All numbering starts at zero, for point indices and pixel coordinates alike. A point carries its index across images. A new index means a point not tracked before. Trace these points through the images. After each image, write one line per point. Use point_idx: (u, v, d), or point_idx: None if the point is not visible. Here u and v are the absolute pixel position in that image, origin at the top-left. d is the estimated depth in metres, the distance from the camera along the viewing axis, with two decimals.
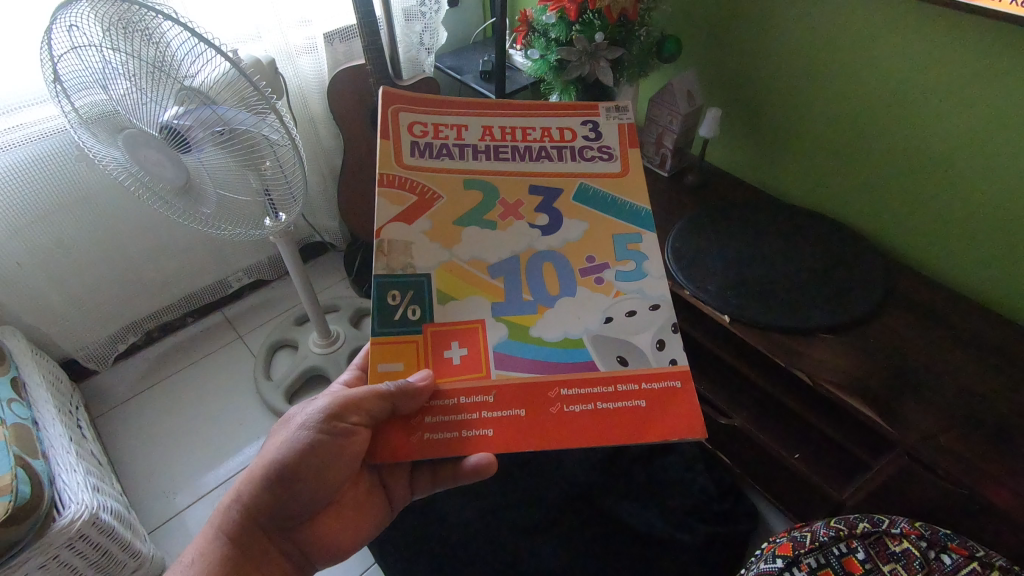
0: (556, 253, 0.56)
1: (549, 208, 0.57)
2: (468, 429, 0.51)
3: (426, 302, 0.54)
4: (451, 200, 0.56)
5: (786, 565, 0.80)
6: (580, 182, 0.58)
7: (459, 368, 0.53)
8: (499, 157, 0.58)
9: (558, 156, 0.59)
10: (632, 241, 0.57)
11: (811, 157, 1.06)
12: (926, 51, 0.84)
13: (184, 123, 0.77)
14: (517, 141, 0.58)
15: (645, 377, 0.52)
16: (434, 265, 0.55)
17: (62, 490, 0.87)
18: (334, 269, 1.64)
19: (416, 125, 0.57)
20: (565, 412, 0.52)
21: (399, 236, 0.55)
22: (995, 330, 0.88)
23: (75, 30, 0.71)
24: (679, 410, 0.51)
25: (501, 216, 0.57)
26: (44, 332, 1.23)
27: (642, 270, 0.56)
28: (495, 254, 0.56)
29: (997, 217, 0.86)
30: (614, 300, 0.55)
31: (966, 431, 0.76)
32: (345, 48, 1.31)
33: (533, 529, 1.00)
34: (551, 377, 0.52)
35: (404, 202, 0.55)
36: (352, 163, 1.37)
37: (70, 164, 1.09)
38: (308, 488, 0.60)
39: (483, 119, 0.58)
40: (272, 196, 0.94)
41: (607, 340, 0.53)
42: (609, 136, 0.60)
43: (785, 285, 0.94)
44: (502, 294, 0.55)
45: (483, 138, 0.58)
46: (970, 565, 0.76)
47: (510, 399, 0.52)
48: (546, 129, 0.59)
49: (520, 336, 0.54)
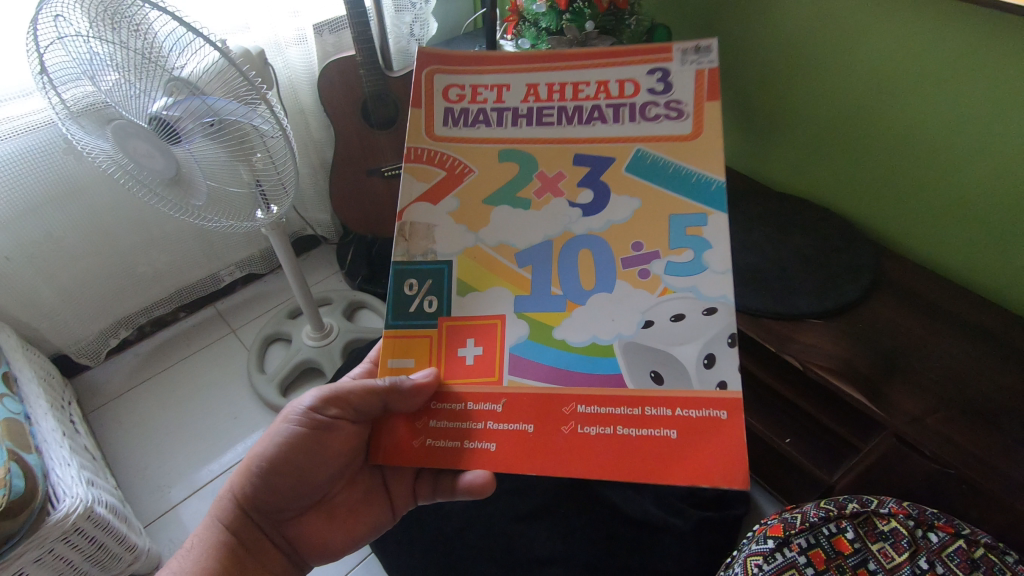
0: (596, 237, 0.53)
1: (594, 182, 0.54)
2: (470, 441, 0.52)
3: (445, 292, 0.54)
4: (485, 175, 0.55)
5: (777, 545, 0.81)
6: (636, 148, 0.53)
7: (471, 368, 0.54)
8: (544, 120, 0.55)
9: (614, 115, 0.54)
10: (694, 223, 0.51)
11: (802, 146, 1.07)
12: (914, 38, 0.85)
13: (173, 115, 0.76)
14: (565, 101, 0.55)
15: (684, 403, 0.49)
16: (457, 251, 0.55)
17: (57, 484, 0.87)
18: (327, 262, 1.64)
19: (455, 91, 0.56)
20: (578, 432, 0.51)
21: (423, 217, 0.55)
22: (983, 315, 0.89)
23: (61, 21, 0.70)
24: (720, 448, 0.48)
25: (537, 194, 0.54)
26: (35, 327, 1.22)
27: (701, 263, 0.50)
28: (525, 239, 0.54)
29: (983, 203, 0.87)
30: (658, 300, 0.51)
31: (955, 413, 0.77)
32: (335, 40, 1.31)
33: (530, 516, 1.01)
34: (566, 390, 0.51)
35: (433, 178, 0.55)
36: (343, 156, 1.37)
37: (59, 157, 1.08)
38: (294, 483, 0.61)
39: (527, 77, 0.55)
40: (263, 186, 0.94)
41: (644, 352, 0.51)
42: (680, 89, 0.53)
43: (777, 273, 0.95)
44: (528, 287, 0.53)
45: (526, 99, 0.55)
46: (956, 543, 0.77)
47: (518, 412, 0.52)
48: (602, 83, 0.54)
49: (542, 338, 0.52)
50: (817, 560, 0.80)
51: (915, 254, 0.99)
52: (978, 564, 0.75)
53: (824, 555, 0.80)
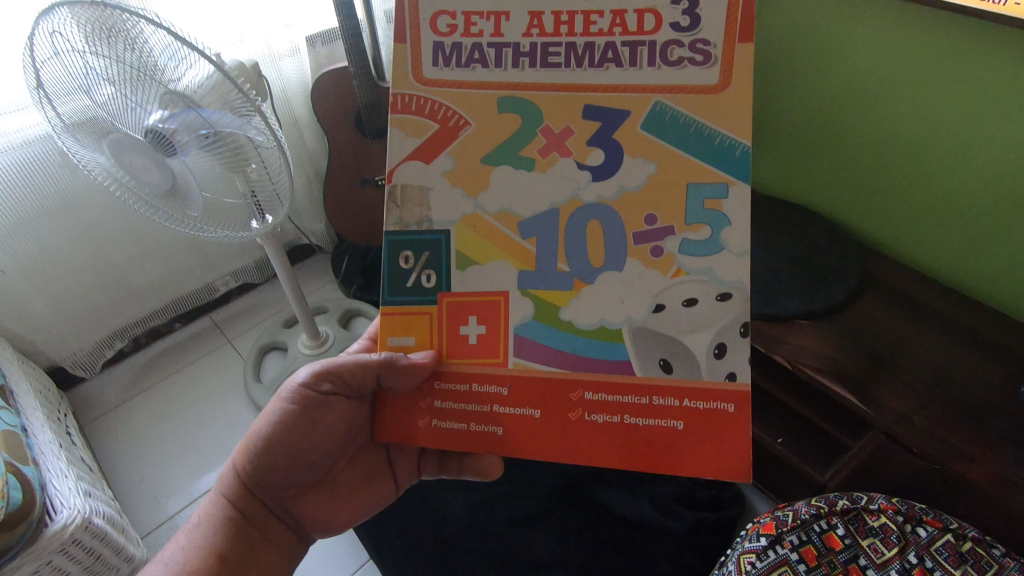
0: (607, 206, 0.50)
1: (605, 141, 0.50)
2: (478, 424, 0.54)
3: (442, 267, 0.53)
4: (484, 128, 0.51)
5: (769, 543, 0.82)
6: (656, 100, 0.49)
7: (475, 348, 0.54)
8: (550, 60, 0.50)
9: (631, 57, 0.49)
10: (713, 196, 0.49)
11: (788, 151, 1.09)
12: (894, 44, 0.87)
13: (169, 128, 0.78)
14: (575, 35, 0.49)
15: (692, 396, 0.51)
16: (456, 219, 0.52)
17: (54, 496, 0.87)
18: (322, 271, 1.65)
19: (446, 21, 0.51)
20: (585, 419, 0.53)
21: (414, 177, 0.52)
22: (967, 313, 0.91)
23: (57, 36, 0.72)
24: (723, 438, 0.50)
25: (542, 153, 0.51)
26: (30, 340, 1.22)
27: (718, 242, 0.49)
28: (529, 206, 0.51)
29: (964, 204, 0.90)
30: (674, 281, 0.50)
31: (938, 409, 0.79)
32: (327, 51, 1.32)
33: (527, 519, 1.02)
34: (572, 376, 0.53)
35: (423, 133, 0.52)
36: (337, 166, 1.38)
37: (54, 171, 1.08)
38: (292, 462, 0.61)
39: (531, 5, 0.49)
40: (259, 199, 0.95)
41: (653, 342, 0.51)
42: (707, 24, 0.47)
43: (766, 275, 0.96)
44: (534, 263, 0.52)
45: (530, 33, 0.50)
46: (944, 537, 0.79)
47: (523, 398, 0.54)
48: (619, 14, 0.48)
49: (546, 318, 0.52)
50: (809, 556, 0.81)
51: (900, 254, 1.01)
52: (966, 557, 0.77)
53: (815, 552, 0.82)
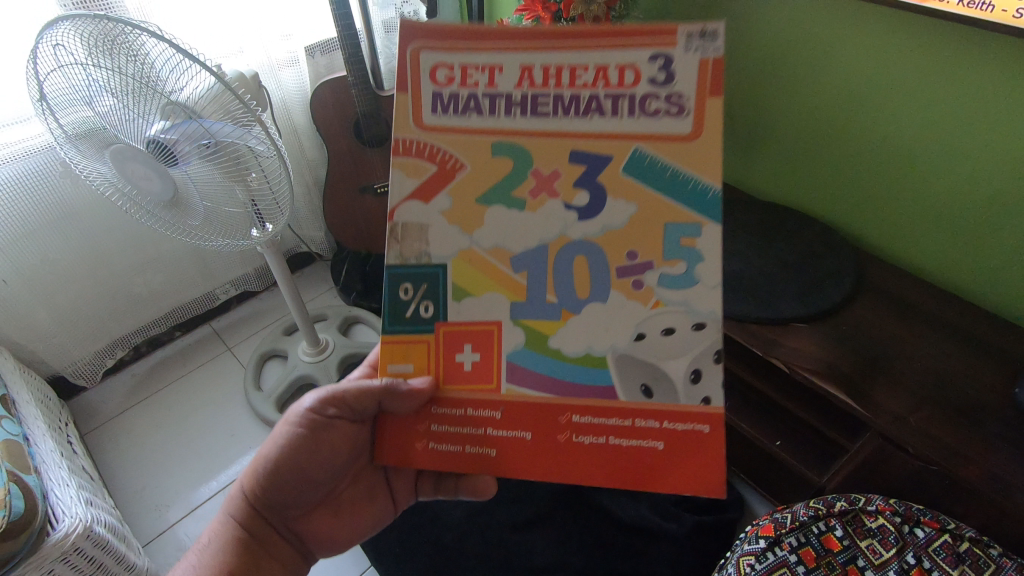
0: (592, 244, 0.50)
1: (590, 182, 0.49)
2: (472, 446, 0.55)
3: (440, 298, 0.53)
4: (477, 172, 0.50)
5: (768, 545, 0.83)
6: (635, 147, 0.48)
7: (470, 374, 0.54)
8: (538, 110, 0.48)
9: (611, 107, 0.47)
10: (688, 234, 0.49)
11: (783, 156, 1.10)
12: (883, 51, 0.89)
13: (170, 138, 0.78)
14: (562, 87, 0.48)
15: (671, 418, 0.52)
16: (452, 254, 0.52)
17: (56, 505, 0.87)
18: (322, 278, 1.66)
19: (440, 70, 0.49)
20: (573, 440, 0.54)
21: (415, 216, 0.51)
22: (961, 315, 0.92)
23: (60, 49, 0.73)
24: (699, 457, 0.52)
25: (532, 194, 0.50)
26: (32, 349, 1.22)
27: (692, 276, 0.49)
28: (520, 243, 0.51)
29: (955, 207, 0.91)
30: (653, 312, 0.50)
31: (934, 411, 0.79)
32: (327, 61, 1.34)
33: (528, 524, 1.02)
34: (564, 401, 0.54)
35: (423, 174, 0.51)
36: (337, 174, 1.39)
37: (56, 181, 1.09)
38: (300, 481, 0.62)
39: (523, 56, 0.48)
40: (259, 207, 0.96)
41: (636, 367, 0.52)
42: (683, 79, 0.46)
43: (763, 280, 0.97)
44: (525, 293, 0.52)
45: (520, 84, 0.48)
46: (942, 538, 0.79)
47: (516, 421, 0.54)
48: (602, 68, 0.47)
49: (536, 346, 0.53)
50: (807, 558, 0.82)
51: (896, 257, 1.02)
52: (964, 558, 0.78)
53: (814, 553, 0.82)
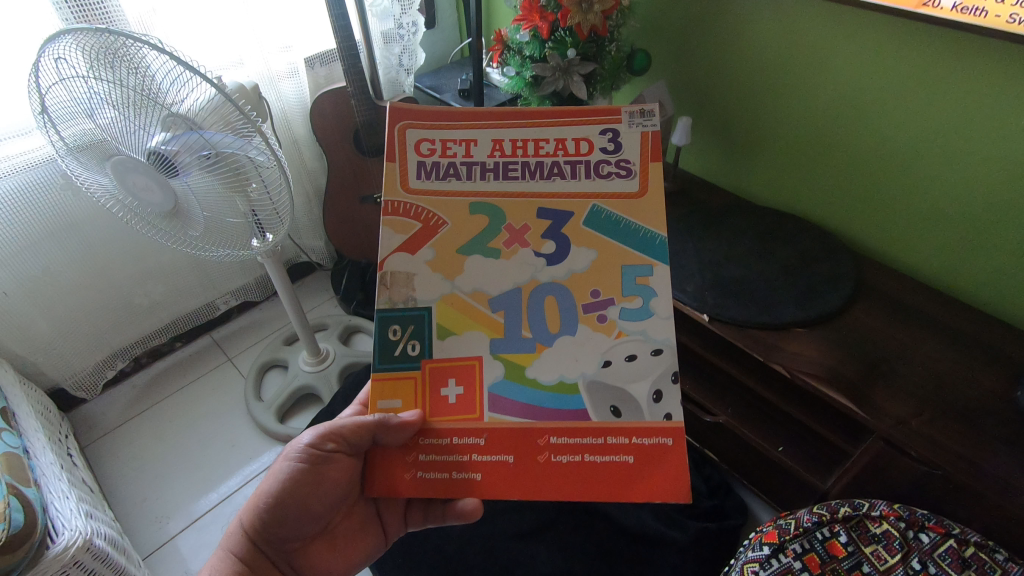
0: (560, 285, 0.54)
1: (556, 235, 0.54)
2: (459, 471, 0.54)
3: (427, 336, 0.54)
4: (458, 225, 0.55)
5: (773, 551, 0.81)
6: (592, 204, 0.54)
7: (455, 407, 0.55)
8: (509, 176, 0.54)
9: (571, 173, 0.54)
10: (641, 274, 0.53)
11: (779, 162, 1.10)
12: (876, 58, 0.90)
13: (171, 149, 0.79)
14: (528, 156, 0.54)
15: (636, 432, 0.53)
16: (436, 298, 0.55)
17: (55, 518, 0.87)
18: (321, 288, 1.66)
19: (424, 143, 0.54)
20: (552, 461, 0.53)
21: (402, 267, 0.55)
22: (959, 317, 0.92)
23: (61, 62, 0.73)
24: (665, 469, 0.52)
25: (506, 244, 0.54)
26: (32, 362, 1.22)
27: (646, 308, 0.53)
28: (498, 285, 0.54)
29: (950, 209, 0.92)
30: (615, 341, 0.53)
31: (936, 414, 0.79)
32: (326, 72, 1.36)
33: (529, 533, 1.01)
34: (542, 424, 0.54)
35: (409, 229, 0.54)
36: (336, 183, 1.40)
37: (56, 193, 1.10)
38: (301, 516, 0.61)
39: (495, 132, 0.54)
40: (259, 216, 0.96)
41: (602, 388, 0.53)
42: (629, 148, 0.54)
43: (763, 286, 0.97)
44: (503, 330, 0.54)
45: (493, 154, 0.54)
46: (947, 543, 0.79)
47: (499, 443, 0.54)
48: (560, 141, 0.54)
49: (516, 377, 0.54)
50: (812, 564, 0.81)
51: (895, 261, 1.02)
52: (969, 563, 0.77)
53: (818, 559, 0.81)
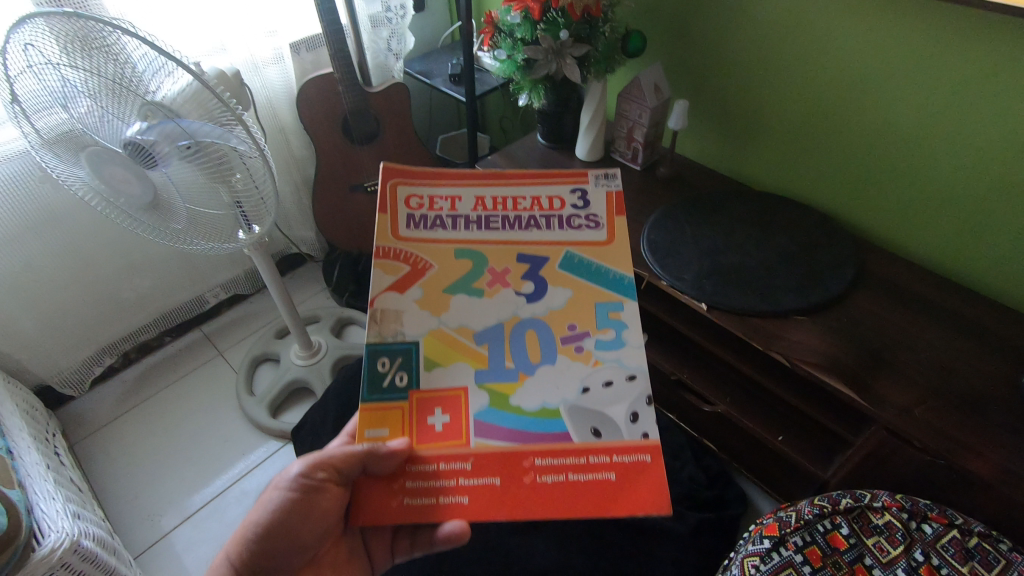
0: (540, 321, 0.54)
1: (535, 276, 0.55)
2: (444, 496, 0.50)
3: (414, 368, 0.53)
4: (442, 268, 0.55)
5: (773, 544, 0.80)
6: (566, 250, 0.56)
7: (441, 435, 0.52)
8: (489, 228, 0.56)
9: (546, 225, 0.57)
10: (613, 309, 0.54)
11: (779, 146, 1.08)
12: (879, 37, 0.87)
13: (148, 139, 0.76)
14: (508, 211, 0.57)
15: (615, 450, 0.51)
16: (423, 333, 0.54)
17: (41, 520, 0.85)
18: (313, 279, 1.63)
19: (412, 198, 0.56)
20: (539, 482, 0.50)
21: (391, 305, 0.54)
22: (964, 303, 0.91)
23: (31, 49, 0.70)
24: (648, 484, 0.49)
25: (489, 284, 0.55)
26: (17, 359, 1.20)
27: (621, 340, 0.53)
28: (482, 321, 0.54)
29: (955, 192, 0.90)
30: (593, 369, 0.53)
31: (939, 403, 0.78)
32: (313, 57, 1.32)
33: (527, 526, 1.00)
34: (526, 447, 0.51)
35: (398, 272, 0.54)
36: (325, 172, 1.36)
37: (35, 187, 1.06)
38: (291, 548, 0.58)
39: (477, 189, 0.57)
40: (244, 207, 0.93)
41: (583, 412, 0.52)
42: (596, 204, 0.57)
43: (762, 273, 0.95)
44: (487, 361, 0.53)
45: (475, 209, 0.56)
46: (950, 533, 0.78)
47: (487, 466, 0.51)
48: (536, 198, 0.57)
49: (500, 405, 0.52)
50: (813, 558, 0.80)
51: (896, 245, 1.00)
52: (973, 553, 0.77)
53: (820, 552, 0.80)
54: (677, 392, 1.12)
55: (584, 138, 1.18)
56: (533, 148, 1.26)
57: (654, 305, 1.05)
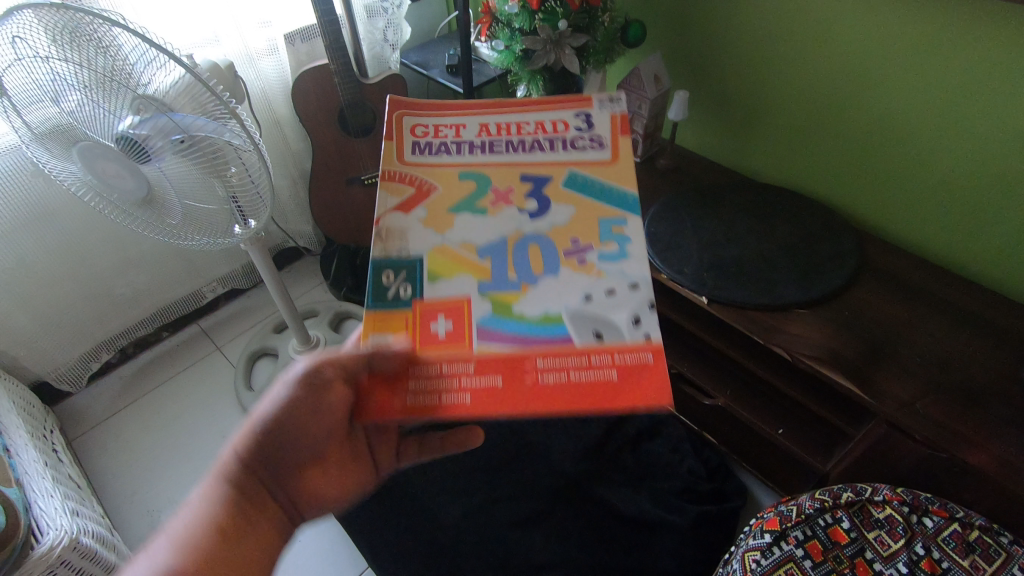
0: (544, 236, 0.52)
1: (538, 195, 0.54)
2: (439, 393, 0.45)
3: (417, 278, 0.50)
4: (447, 188, 0.53)
5: (774, 539, 0.80)
6: (570, 170, 0.55)
7: (440, 340, 0.47)
8: (493, 151, 0.55)
9: (550, 147, 0.56)
10: (617, 224, 0.52)
11: (780, 137, 1.06)
12: (881, 27, 0.86)
13: (141, 133, 0.74)
14: (511, 135, 0.56)
15: (617, 349, 0.46)
16: (425, 248, 0.51)
17: (40, 517, 0.84)
18: (310, 273, 1.62)
19: (418, 127, 0.56)
20: (540, 382, 0.45)
21: (395, 223, 0.52)
22: (966, 296, 0.90)
23: (19, 41, 0.68)
24: (652, 380, 0.44)
25: (492, 203, 0.53)
26: (13, 356, 1.19)
27: (625, 251, 0.50)
28: (484, 236, 0.52)
29: (957, 184, 0.89)
30: (596, 279, 0.49)
31: (941, 396, 0.77)
32: (308, 48, 1.27)
33: (527, 521, 1.00)
34: (528, 349, 0.46)
35: (403, 193, 0.53)
36: (321, 165, 1.35)
37: (27, 182, 1.05)
38: (298, 450, 0.50)
39: (481, 117, 0.56)
40: (239, 202, 0.92)
41: (586, 317, 0.47)
42: (600, 126, 0.56)
43: (763, 266, 0.94)
44: (490, 273, 0.50)
45: (479, 134, 0.56)
46: (951, 526, 0.78)
47: (489, 367, 0.45)
48: (540, 123, 0.56)
49: (503, 312, 0.48)
50: (814, 552, 0.80)
51: (898, 237, 0.99)
52: (974, 546, 0.77)
53: (821, 547, 0.80)
54: (677, 385, 1.12)
55: None
56: None
57: (654, 298, 1.04)
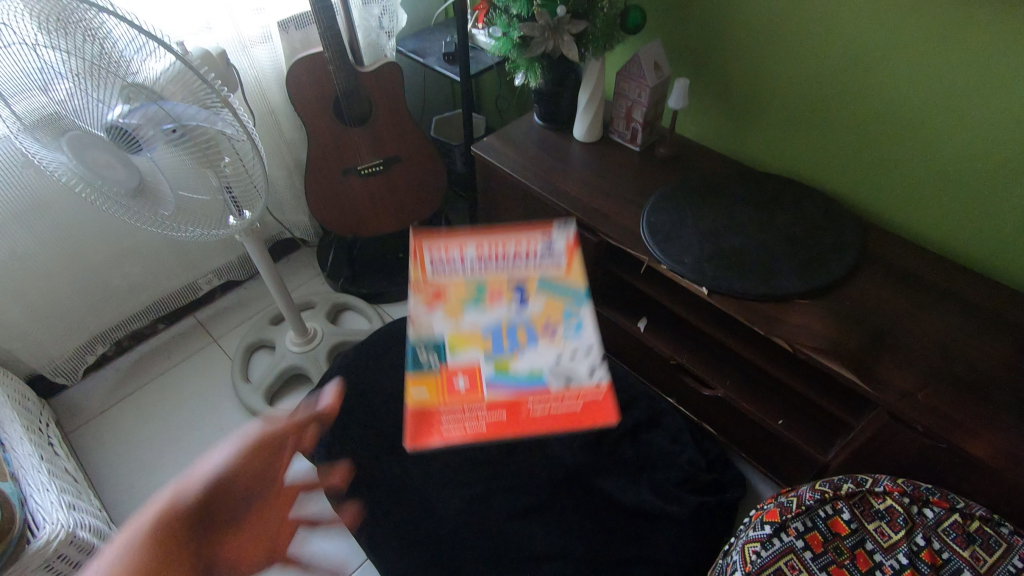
0: (530, 315, 0.64)
1: (523, 286, 0.66)
2: (455, 424, 0.58)
3: (435, 351, 0.62)
4: (451, 287, 0.67)
5: (774, 530, 0.79)
6: (545, 271, 0.68)
7: (457, 393, 0.60)
8: (484, 263, 0.69)
9: (528, 260, 0.69)
10: (578, 304, 0.66)
11: (782, 125, 1.05)
12: (886, 12, 0.85)
13: (132, 123, 0.73)
14: (499, 253, 0.70)
15: (575, 389, 0.60)
16: (438, 330, 0.63)
17: (35, 511, 0.84)
18: (307, 264, 1.60)
19: (428, 253, 0.70)
20: (530, 413, 0.59)
21: (414, 315, 0.64)
22: (968, 285, 0.90)
23: (4, 29, 0.66)
24: (598, 404, 0.60)
25: (489, 297, 0.65)
26: (8, 349, 1.18)
27: (584, 323, 0.65)
28: (483, 318, 0.64)
29: (960, 172, 0.88)
30: (568, 347, 0.62)
31: (942, 386, 0.77)
32: (302, 36, 1.26)
33: (527, 512, 1.00)
34: (522, 396, 0.59)
35: (418, 293, 0.66)
36: (317, 155, 1.33)
37: (18, 173, 1.03)
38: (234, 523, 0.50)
39: (472, 244, 0.71)
40: (233, 192, 0.90)
41: (562, 373, 0.60)
42: (562, 248, 0.71)
43: (764, 256, 0.93)
44: (491, 344, 0.62)
45: (471, 253, 0.70)
46: (951, 517, 0.78)
47: (496, 406, 0.59)
48: (518, 245, 0.71)
49: (502, 372, 0.61)
50: (814, 543, 0.79)
51: (900, 226, 0.99)
52: (974, 537, 0.77)
53: (821, 538, 0.79)
54: (677, 377, 1.11)
55: (582, 118, 1.15)
56: (529, 129, 1.23)
57: (654, 289, 1.04)
